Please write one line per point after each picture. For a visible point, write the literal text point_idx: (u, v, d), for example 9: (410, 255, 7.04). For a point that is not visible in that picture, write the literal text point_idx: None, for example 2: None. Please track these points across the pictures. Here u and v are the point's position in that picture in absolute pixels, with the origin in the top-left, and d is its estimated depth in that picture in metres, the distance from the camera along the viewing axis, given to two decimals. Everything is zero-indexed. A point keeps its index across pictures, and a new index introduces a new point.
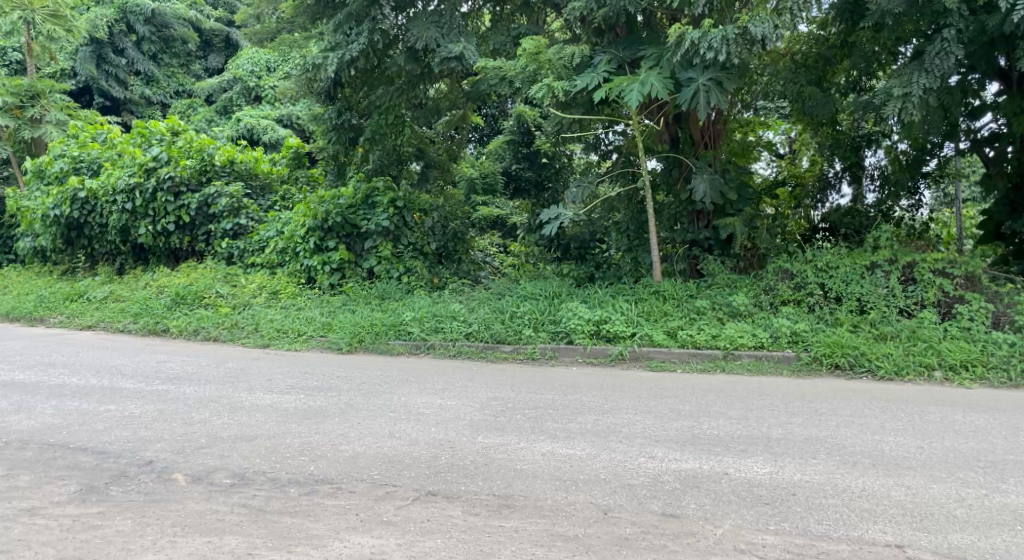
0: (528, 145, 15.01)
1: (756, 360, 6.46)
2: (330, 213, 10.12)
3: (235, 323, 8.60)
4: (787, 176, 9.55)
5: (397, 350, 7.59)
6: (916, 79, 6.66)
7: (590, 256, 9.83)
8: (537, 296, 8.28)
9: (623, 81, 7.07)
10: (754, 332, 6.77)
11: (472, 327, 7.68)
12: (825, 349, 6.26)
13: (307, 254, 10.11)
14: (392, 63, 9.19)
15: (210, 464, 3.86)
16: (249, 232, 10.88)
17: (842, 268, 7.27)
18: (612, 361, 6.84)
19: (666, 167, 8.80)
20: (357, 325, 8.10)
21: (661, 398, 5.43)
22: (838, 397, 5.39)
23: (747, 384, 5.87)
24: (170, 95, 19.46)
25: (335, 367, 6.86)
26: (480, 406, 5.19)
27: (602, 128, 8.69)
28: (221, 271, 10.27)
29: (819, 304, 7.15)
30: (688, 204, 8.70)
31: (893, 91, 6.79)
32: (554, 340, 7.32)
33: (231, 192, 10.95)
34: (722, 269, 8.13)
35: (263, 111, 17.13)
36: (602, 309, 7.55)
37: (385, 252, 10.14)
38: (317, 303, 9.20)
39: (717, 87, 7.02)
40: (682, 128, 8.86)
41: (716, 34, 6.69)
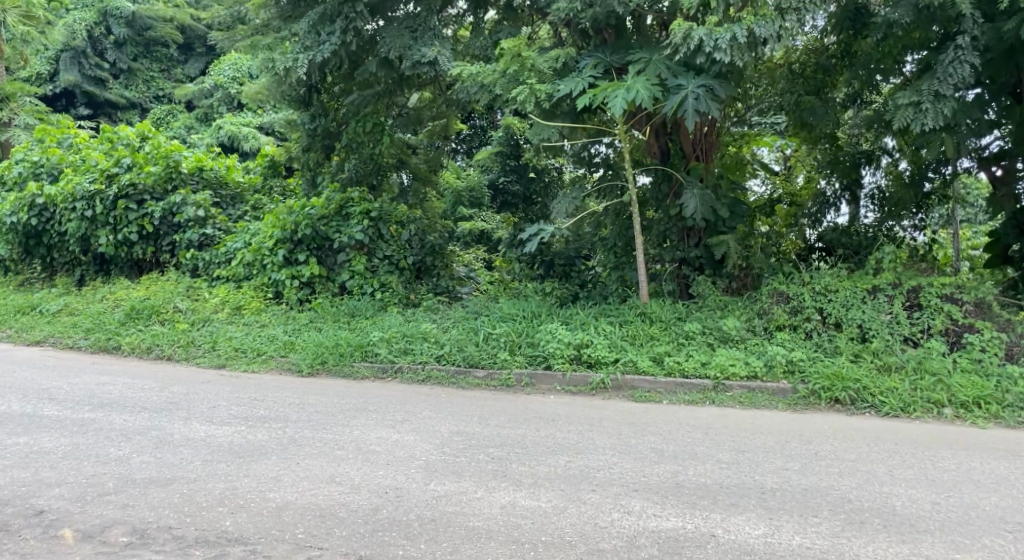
0: (517, 157, 14.52)
1: (749, 392, 5.94)
2: (299, 224, 9.62)
3: (192, 342, 8.03)
4: (783, 194, 9.15)
5: (361, 374, 7.02)
6: (928, 86, 6.19)
7: (574, 274, 9.33)
8: (516, 316, 7.73)
9: (609, 86, 6.60)
10: (747, 361, 6.23)
11: (443, 349, 7.13)
12: (823, 382, 5.75)
13: (276, 268, 9.57)
14: (367, 67, 8.72)
15: (109, 517, 3.26)
16: (216, 243, 10.34)
17: (842, 291, 6.78)
18: (593, 389, 6.29)
19: (656, 181, 8.28)
20: (320, 345, 7.53)
21: (643, 434, 4.88)
22: (838, 437, 4.89)
23: (738, 420, 5.33)
24: (149, 99, 18.89)
25: (288, 392, 6.29)
26: (440, 444, 4.63)
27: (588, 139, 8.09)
28: (183, 285, 9.72)
29: (817, 330, 6.63)
30: (678, 220, 8.15)
31: (905, 100, 6.31)
32: (531, 365, 6.77)
33: (198, 201, 10.44)
34: (714, 291, 7.67)
35: (244, 119, 16.62)
36: (584, 332, 7.00)
37: (358, 266, 9.65)
38: (282, 320, 8.64)
39: (708, 94, 6.55)
40: (674, 139, 8.39)
41: (723, 33, 6.16)
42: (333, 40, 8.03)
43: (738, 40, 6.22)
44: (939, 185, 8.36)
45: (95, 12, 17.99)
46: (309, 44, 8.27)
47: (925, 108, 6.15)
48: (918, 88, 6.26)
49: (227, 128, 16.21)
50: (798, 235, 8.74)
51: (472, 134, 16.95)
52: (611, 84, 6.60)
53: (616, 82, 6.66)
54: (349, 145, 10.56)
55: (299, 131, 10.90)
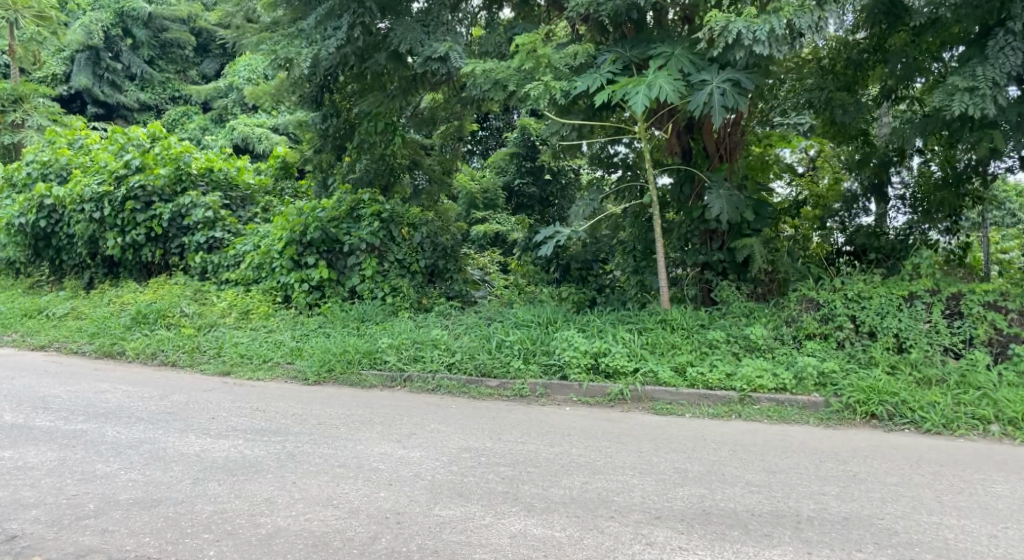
0: (533, 158, 14.38)
1: (777, 405, 5.59)
2: (309, 227, 9.39)
3: (197, 348, 7.85)
4: (808, 196, 8.68)
5: (369, 383, 6.75)
6: (978, 72, 5.79)
7: (591, 279, 8.99)
8: (530, 323, 7.43)
9: (629, 82, 6.26)
10: (775, 372, 5.87)
11: (455, 357, 6.85)
12: (856, 395, 5.36)
13: (285, 271, 9.39)
14: (377, 65, 8.48)
15: (83, 545, 3.00)
16: (224, 245, 10.18)
17: (876, 298, 6.39)
18: (611, 401, 5.97)
19: (678, 182, 7.91)
20: (328, 352, 7.29)
21: (665, 452, 4.54)
22: (877, 456, 4.52)
23: (767, 436, 4.97)
24: (165, 101, 18.85)
25: (292, 401, 6.04)
26: (448, 461, 4.32)
27: (606, 138, 7.76)
28: (190, 288, 9.58)
29: (850, 339, 6.24)
30: (700, 222, 7.78)
31: (950, 91, 5.92)
32: (546, 375, 6.45)
33: (207, 203, 10.29)
34: (738, 296, 7.30)
35: (259, 120, 16.50)
36: (601, 339, 6.66)
37: (369, 270, 9.39)
38: (290, 325, 8.43)
39: (734, 88, 6.20)
40: (696, 139, 8.04)
41: (762, 26, 5.78)
42: (340, 35, 7.76)
43: (775, 35, 5.85)
44: (976, 187, 7.86)
45: (112, 13, 17.95)
46: (314, 39, 8.00)
47: (982, 95, 5.73)
48: (972, 72, 5.82)
49: (241, 130, 16.09)
50: (821, 239, 8.39)
51: (486, 135, 16.78)
52: (632, 80, 6.26)
53: (636, 78, 6.32)
54: (360, 145, 10.32)
55: (311, 132, 10.72)
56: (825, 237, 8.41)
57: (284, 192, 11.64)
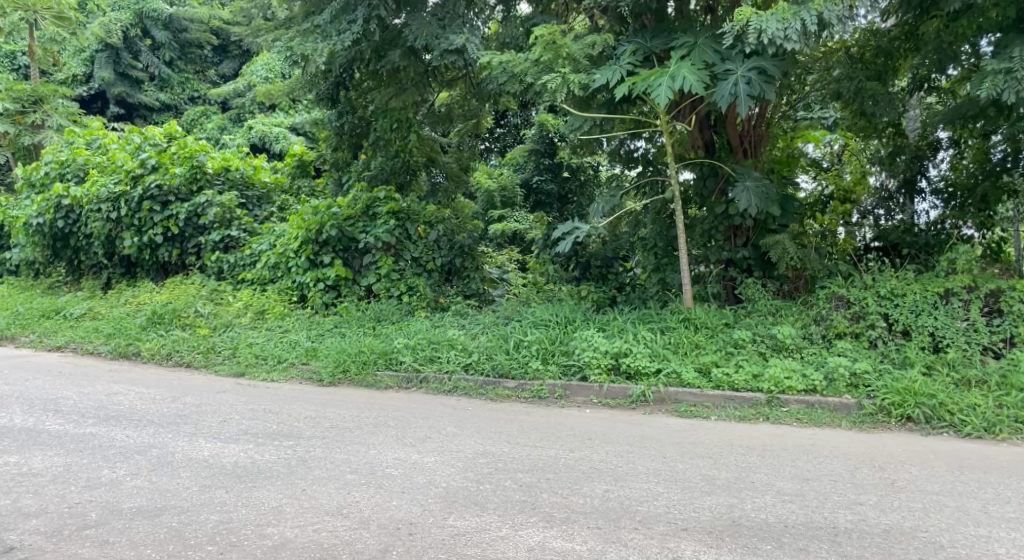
0: (551, 155, 14.09)
1: (807, 407, 5.34)
2: (324, 226, 9.25)
3: (212, 348, 7.81)
4: (835, 193, 8.23)
5: (384, 384, 6.61)
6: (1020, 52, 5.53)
7: (611, 276, 8.75)
8: (549, 322, 7.24)
9: (650, 73, 6.02)
10: (804, 372, 5.62)
11: (472, 358, 6.68)
12: (890, 397, 5.09)
13: (301, 271, 9.32)
14: (391, 60, 8.34)
15: (82, 556, 2.89)
16: (241, 245, 10.17)
17: (910, 295, 6.11)
18: (632, 403, 5.78)
19: (701, 176, 7.65)
20: (343, 352, 7.17)
21: (690, 457, 4.33)
22: (916, 461, 4.27)
23: (798, 440, 4.73)
24: (184, 101, 18.94)
25: (304, 404, 5.93)
26: (463, 467, 4.16)
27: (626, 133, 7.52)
28: (206, 288, 9.56)
29: (882, 338, 5.98)
30: (724, 218, 7.51)
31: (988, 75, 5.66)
32: (565, 376, 6.25)
33: (223, 202, 10.26)
34: (764, 294, 7.05)
35: (276, 119, 16.49)
36: (623, 340, 6.44)
37: (385, 268, 9.27)
38: (305, 325, 8.34)
39: (761, 77, 5.94)
40: (719, 132, 7.82)
41: (794, 23, 5.54)
42: (354, 29, 7.64)
43: (805, 25, 5.60)
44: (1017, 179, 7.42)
45: (131, 13, 18.00)
46: (329, 34, 7.88)
47: (1017, 77, 5.47)
48: (1010, 54, 5.60)
49: (259, 129, 16.07)
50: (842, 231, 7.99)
51: (503, 132, 16.64)
52: (653, 71, 6.02)
53: (657, 69, 6.09)
54: (376, 141, 10.24)
55: (327, 129, 10.66)
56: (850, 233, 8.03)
57: (300, 191, 11.50)
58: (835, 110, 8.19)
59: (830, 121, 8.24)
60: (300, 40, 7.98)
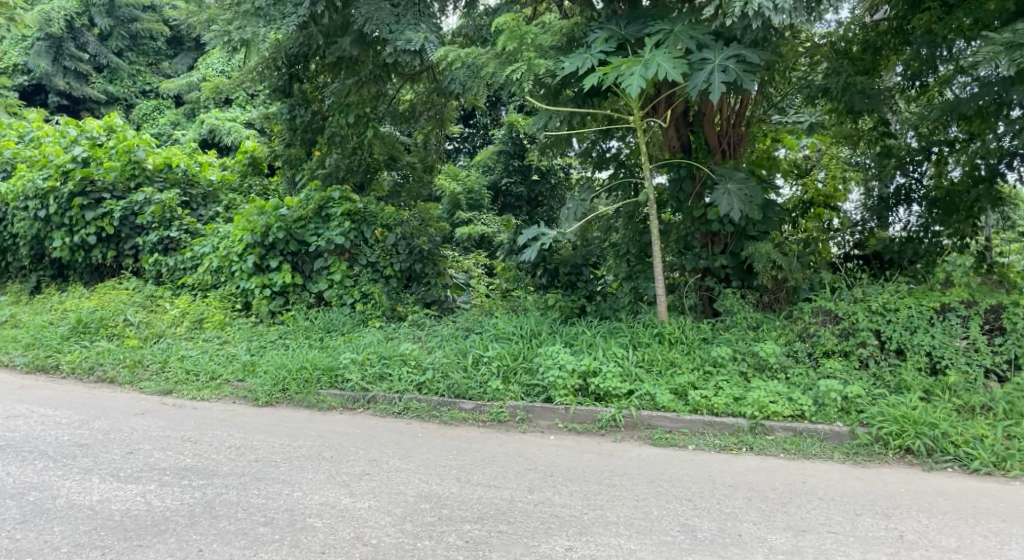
0: (521, 156, 13.87)
1: (795, 436, 4.81)
2: (271, 227, 8.54)
3: (139, 362, 7.04)
4: (813, 198, 7.79)
5: (327, 404, 5.94)
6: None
7: (580, 285, 7.92)
8: (511, 335, 6.64)
9: (623, 62, 5.42)
10: (791, 396, 5.09)
11: (425, 376, 6.02)
12: (887, 426, 4.57)
13: (244, 276, 8.57)
14: (340, 45, 7.68)
15: None
16: (182, 247, 9.47)
17: (904, 310, 5.61)
18: (602, 428, 5.22)
19: (678, 178, 7.09)
20: (283, 368, 6.47)
21: (666, 501, 3.74)
22: (928, 504, 3.71)
23: (787, 477, 4.18)
24: (135, 94, 18.00)
25: (231, 431, 5.27)
26: (399, 517, 3.55)
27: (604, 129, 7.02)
28: (141, 294, 8.85)
29: (874, 357, 5.48)
30: (702, 224, 6.98)
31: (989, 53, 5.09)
32: (527, 397, 5.65)
33: (162, 200, 9.56)
34: (743, 305, 6.50)
35: (231, 113, 15.65)
36: (590, 356, 5.86)
37: (337, 275, 8.59)
38: (246, 336, 7.63)
39: (741, 65, 5.38)
40: (697, 132, 7.28)
41: None
42: (302, 11, 6.96)
43: None
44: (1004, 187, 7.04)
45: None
46: (273, 16, 7.17)
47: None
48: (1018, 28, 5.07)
49: (214, 124, 15.22)
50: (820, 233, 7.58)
51: (472, 133, 16.07)
52: (626, 60, 5.41)
53: (631, 57, 5.47)
54: (331, 137, 9.54)
55: (279, 124, 9.93)
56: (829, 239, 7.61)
57: (251, 189, 10.85)
58: (808, 113, 8.07)
59: (806, 125, 8.02)
60: (237, 24, 7.27)
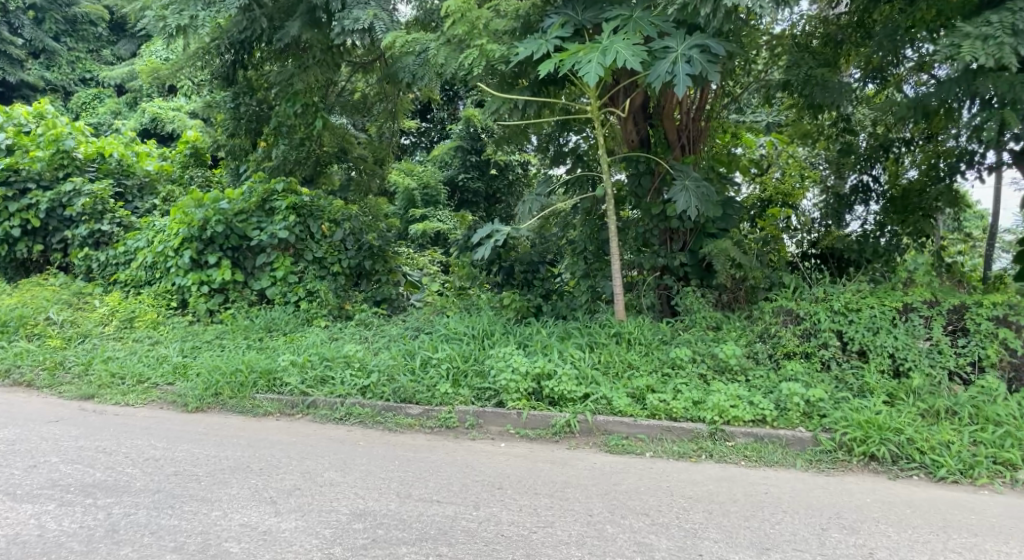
0: (478, 152, 13.61)
1: (755, 443, 4.63)
2: (209, 220, 8.01)
3: (60, 364, 6.46)
4: (772, 193, 7.66)
5: (263, 410, 5.51)
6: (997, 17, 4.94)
7: (537, 282, 7.66)
8: (463, 335, 6.31)
9: (579, 49, 5.14)
10: (752, 400, 4.90)
11: (370, 379, 5.64)
12: (851, 431, 4.43)
13: (180, 272, 8.03)
14: (288, 30, 7.27)
15: None
16: (114, 241, 8.84)
17: (866, 310, 5.48)
18: (556, 435, 4.94)
19: (637, 173, 6.87)
20: (217, 370, 6.00)
21: (621, 516, 3.48)
22: (898, 516, 3.54)
23: (749, 487, 3.96)
24: (74, 82, 17.01)
25: (150, 440, 4.69)
26: (329, 540, 3.19)
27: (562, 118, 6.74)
28: (68, 291, 8.20)
29: (836, 359, 5.36)
30: (660, 220, 6.77)
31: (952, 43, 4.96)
32: (478, 401, 5.33)
33: (93, 191, 8.91)
34: (703, 305, 6.32)
35: (176, 103, 14.90)
36: (545, 358, 5.57)
37: (280, 271, 8.16)
38: (180, 336, 7.11)
39: (703, 56, 5.15)
40: (655, 126, 7.08)
41: None
42: None
43: None
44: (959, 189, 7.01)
45: None
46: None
47: (997, 43, 4.71)
48: (988, 19, 4.94)
49: (156, 113, 14.44)
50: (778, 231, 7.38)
51: (429, 127, 15.69)
52: (583, 47, 5.14)
53: (588, 43, 5.20)
54: (278, 127, 9.06)
55: (222, 113, 9.39)
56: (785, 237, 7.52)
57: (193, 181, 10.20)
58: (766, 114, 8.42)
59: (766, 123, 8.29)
60: (172, 4, 6.79)
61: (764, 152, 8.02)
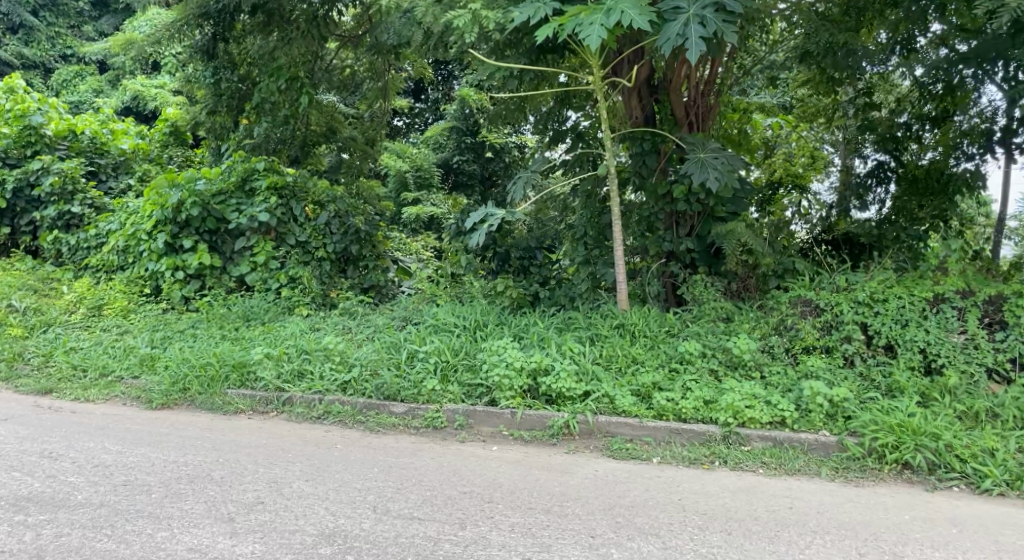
0: (473, 134, 13.08)
1: (773, 448, 4.20)
2: (185, 201, 7.49)
3: (19, 355, 5.96)
4: (783, 176, 7.24)
5: (234, 408, 5.03)
6: None
7: (534, 269, 7.14)
8: (454, 327, 5.83)
9: (581, 10, 4.60)
10: (770, 399, 4.46)
11: (351, 374, 5.18)
12: (882, 436, 4.03)
13: (153, 257, 7.52)
14: None
15: None
16: (85, 223, 8.32)
17: (893, 300, 5.04)
18: (554, 437, 4.49)
19: (640, 152, 6.34)
20: (186, 363, 5.50)
21: (630, 538, 3.05)
22: (947, 539, 3.12)
23: (771, 501, 3.54)
24: (53, 59, 16.34)
25: (104, 443, 4.11)
26: None
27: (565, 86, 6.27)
28: (33, 277, 7.69)
29: (860, 353, 4.93)
30: (667, 203, 6.28)
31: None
32: (468, 400, 4.88)
33: (62, 169, 8.36)
34: (712, 293, 5.86)
35: (160, 81, 14.28)
36: (543, 353, 5.10)
37: (261, 256, 7.67)
38: (152, 324, 6.61)
39: (718, 15, 4.63)
40: (661, 101, 6.60)
41: None
42: None
43: None
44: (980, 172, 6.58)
45: None
46: None
47: None
48: None
49: (138, 90, 13.82)
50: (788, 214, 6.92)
51: (423, 108, 15.17)
52: (584, 7, 4.59)
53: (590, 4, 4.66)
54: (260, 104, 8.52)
55: (202, 88, 8.83)
56: (793, 222, 6.98)
57: (172, 161, 9.62)
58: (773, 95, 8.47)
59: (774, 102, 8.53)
60: None
61: (771, 134, 7.60)
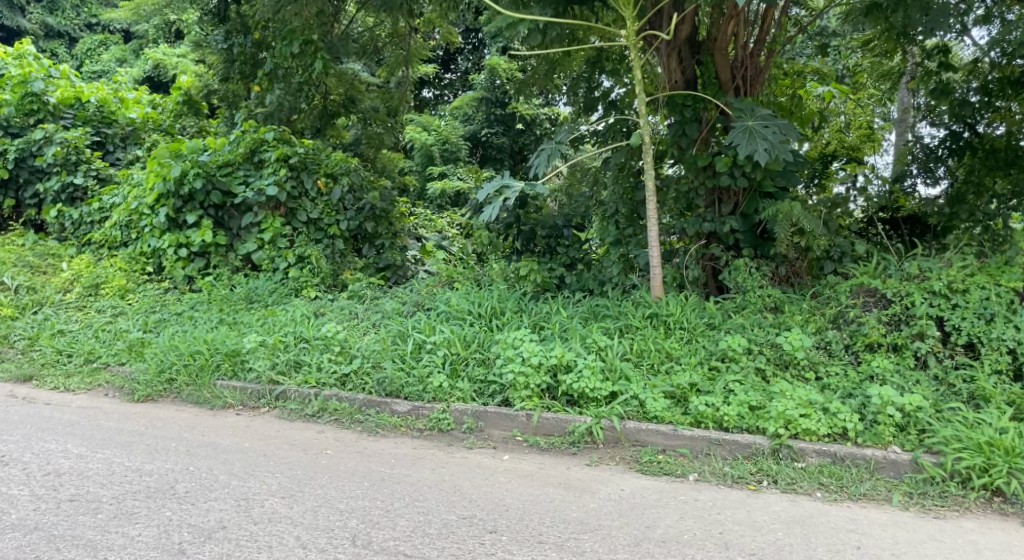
0: (503, 105, 12.44)
1: (834, 465, 3.55)
2: (186, 174, 7.04)
3: (5, 339, 5.61)
4: (838, 148, 6.47)
5: (222, 402, 4.58)
6: None
7: (560, 249, 6.48)
8: (468, 315, 5.27)
9: None
10: (828, 407, 3.81)
11: (351, 366, 4.67)
12: (967, 457, 3.36)
13: (155, 233, 7.13)
14: None
15: None
16: (88, 196, 7.96)
17: (975, 291, 4.34)
18: (574, 446, 3.92)
19: (681, 119, 5.62)
20: (175, 350, 5.06)
21: None
22: None
23: (837, 538, 2.90)
24: (79, 28, 16.08)
25: (65, 444, 3.67)
26: None
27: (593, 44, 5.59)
28: (34, 253, 7.38)
29: (936, 353, 4.21)
30: (709, 176, 5.58)
31: None
32: (480, 398, 4.33)
33: (65, 140, 7.99)
34: (759, 280, 5.15)
35: (181, 50, 13.89)
36: (565, 345, 4.52)
37: (268, 233, 7.18)
38: (148, 306, 6.21)
39: None
40: (703, 63, 5.81)
41: None
42: None
43: None
44: None
45: None
46: None
47: None
48: None
49: (159, 59, 13.44)
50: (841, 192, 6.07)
51: (452, 78, 14.54)
52: None
53: None
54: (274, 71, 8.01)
55: (211, 54, 8.36)
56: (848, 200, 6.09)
57: (184, 131, 9.16)
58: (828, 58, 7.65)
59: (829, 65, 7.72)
60: None
61: (823, 103, 6.71)
